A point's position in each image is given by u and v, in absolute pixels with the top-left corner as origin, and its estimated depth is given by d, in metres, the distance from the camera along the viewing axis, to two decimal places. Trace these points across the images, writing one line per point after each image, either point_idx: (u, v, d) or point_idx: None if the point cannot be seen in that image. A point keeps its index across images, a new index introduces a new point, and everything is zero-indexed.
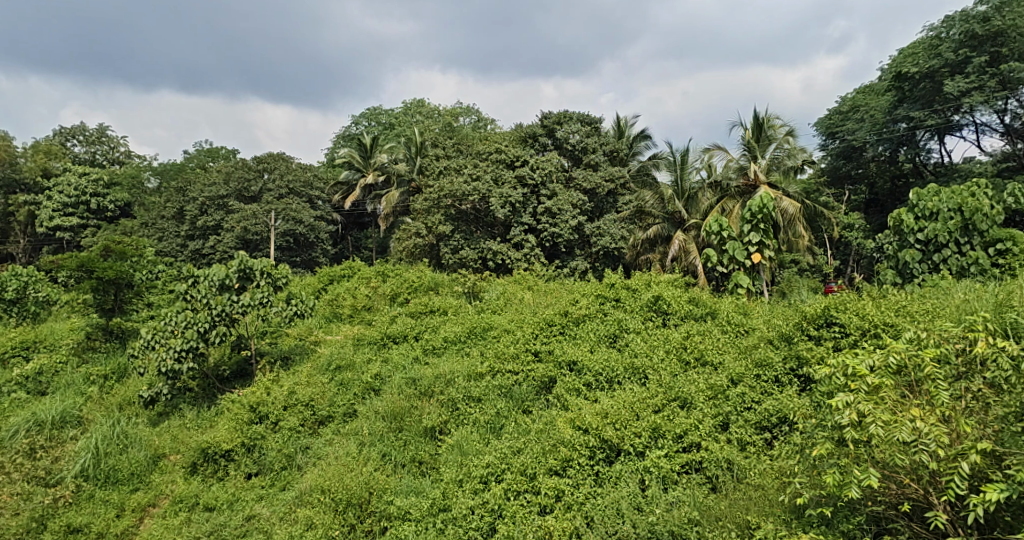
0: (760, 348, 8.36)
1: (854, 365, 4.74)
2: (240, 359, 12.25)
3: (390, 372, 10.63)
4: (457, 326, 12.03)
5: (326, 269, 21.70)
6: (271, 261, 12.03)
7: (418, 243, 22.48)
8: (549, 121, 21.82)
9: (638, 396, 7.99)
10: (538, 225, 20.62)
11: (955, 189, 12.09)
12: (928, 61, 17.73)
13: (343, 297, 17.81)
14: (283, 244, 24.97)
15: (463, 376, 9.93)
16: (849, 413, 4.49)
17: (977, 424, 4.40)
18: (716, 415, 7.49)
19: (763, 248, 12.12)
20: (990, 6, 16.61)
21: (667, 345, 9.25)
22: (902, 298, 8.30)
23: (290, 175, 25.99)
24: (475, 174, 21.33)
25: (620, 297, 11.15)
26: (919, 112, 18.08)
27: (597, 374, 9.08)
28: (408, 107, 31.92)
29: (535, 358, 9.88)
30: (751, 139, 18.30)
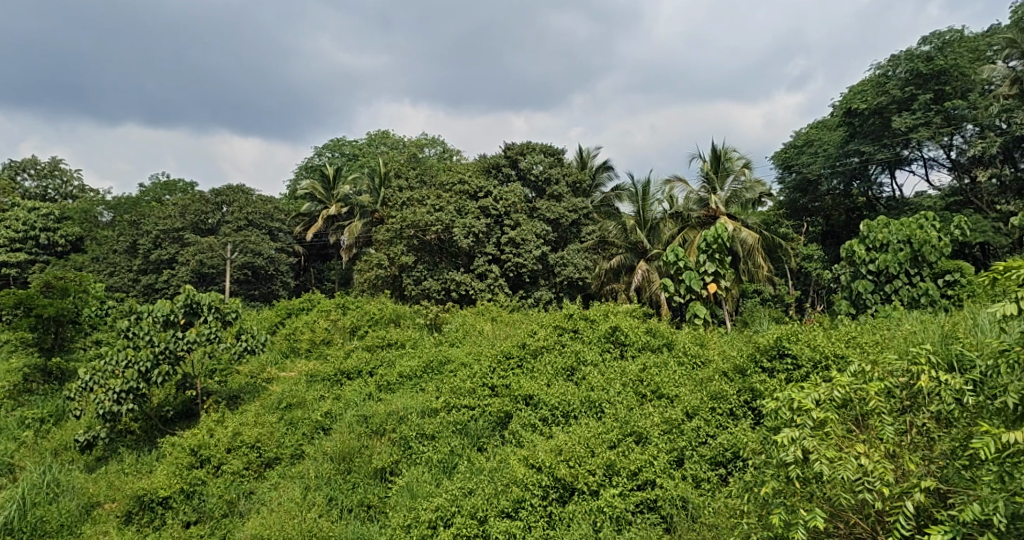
0: (715, 381, 8.25)
1: (799, 399, 4.60)
2: (186, 399, 11.81)
3: (341, 409, 10.29)
4: (413, 360, 11.75)
5: (285, 302, 21.25)
6: (220, 296, 11.69)
7: (380, 274, 22.17)
8: (512, 152, 21.91)
9: (593, 431, 7.84)
10: (501, 255, 20.52)
11: (904, 221, 12.31)
12: (876, 97, 18.25)
13: (301, 331, 17.43)
14: (241, 277, 24.44)
15: (417, 412, 9.65)
16: (794, 451, 4.37)
17: (922, 461, 4.34)
18: (671, 450, 7.35)
19: (719, 278, 12.14)
20: (933, 45, 17.20)
21: (624, 378, 9.11)
22: (852, 329, 8.30)
23: (249, 207, 25.43)
24: (438, 205, 21.23)
25: (578, 328, 11.01)
26: (870, 147, 18.62)
27: (553, 408, 8.87)
28: (372, 138, 31.80)
29: (491, 392, 9.65)
30: (710, 171, 18.51)
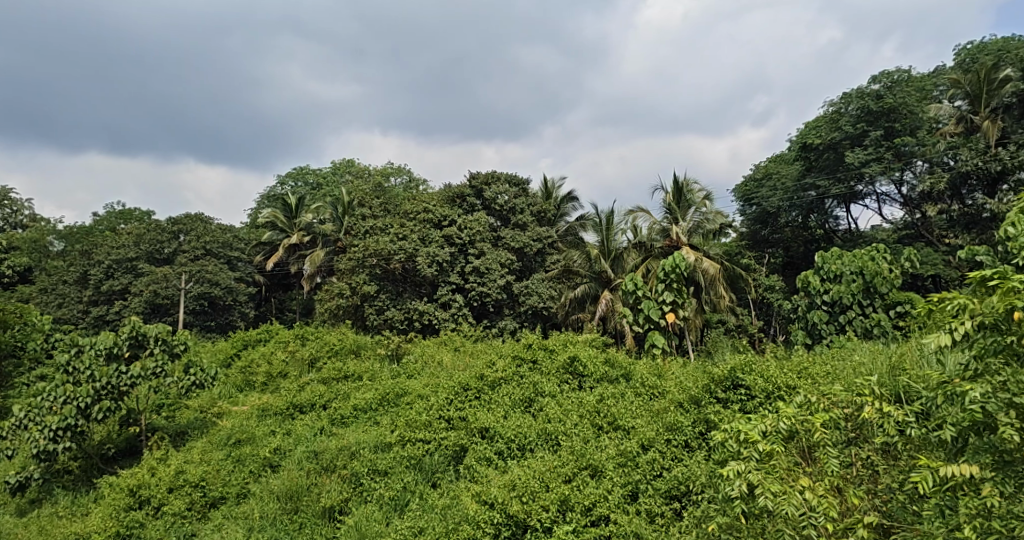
0: (671, 412, 8.17)
1: (747, 431, 4.58)
2: (129, 436, 11.35)
3: (290, 445, 9.94)
4: (369, 392, 11.41)
5: (242, 333, 20.74)
6: (169, 327, 11.30)
7: (342, 303, 21.77)
8: (477, 182, 21.90)
9: (548, 465, 7.69)
10: (465, 285, 20.40)
11: (856, 253, 12.61)
12: (830, 133, 18.82)
13: (257, 363, 16.96)
14: (197, 308, 23.81)
15: (371, 447, 9.35)
16: (740, 484, 4.29)
17: (866, 495, 4.38)
18: (625, 484, 7.20)
19: (678, 308, 12.14)
20: (882, 84, 17.77)
21: (581, 409, 8.97)
22: (805, 360, 8.35)
23: (207, 236, 24.91)
24: (401, 234, 21.03)
25: (537, 359, 10.85)
26: (825, 181, 19.10)
27: (509, 441, 8.69)
28: (337, 167, 31.54)
29: (447, 425, 9.42)
30: (671, 202, 18.68)
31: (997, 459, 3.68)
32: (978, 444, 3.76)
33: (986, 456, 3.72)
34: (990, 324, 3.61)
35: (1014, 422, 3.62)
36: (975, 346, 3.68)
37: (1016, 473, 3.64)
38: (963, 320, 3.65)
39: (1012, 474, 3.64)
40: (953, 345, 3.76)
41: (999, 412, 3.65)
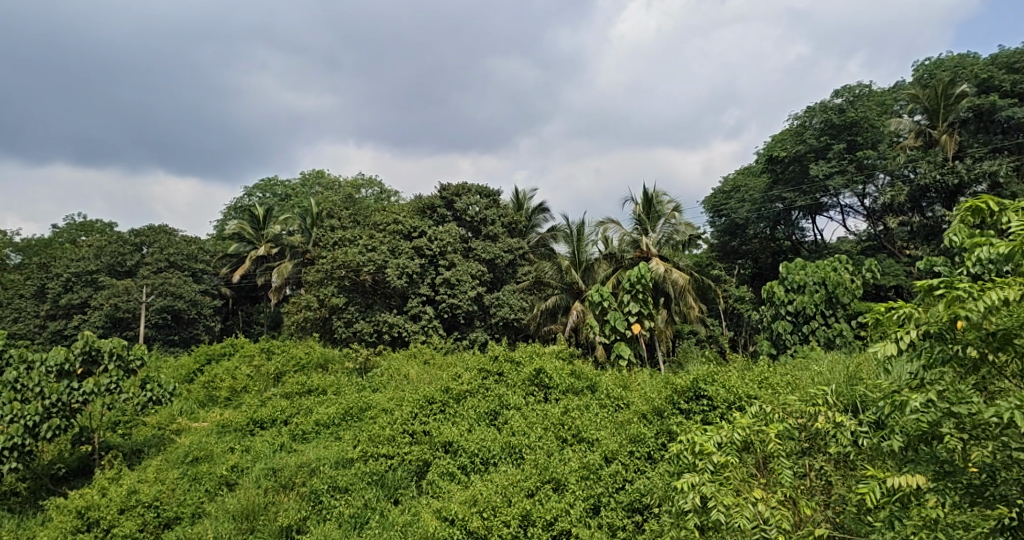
0: (634, 423, 8.12)
1: (701, 442, 4.55)
2: (82, 455, 11.00)
3: (248, 462, 9.68)
4: (332, 407, 11.17)
5: (206, 347, 20.30)
6: (124, 342, 11.02)
7: (309, 316, 21.43)
8: (448, 193, 21.76)
9: (511, 479, 7.59)
10: (435, 296, 20.24)
11: (819, 263, 12.79)
12: (795, 146, 19.12)
13: (220, 378, 16.58)
14: (160, 322, 23.27)
15: (332, 463, 9.12)
16: (693, 497, 4.24)
17: (819, 508, 4.40)
18: (588, 497, 7.10)
19: (643, 318, 12.14)
20: (844, 99, 18.12)
21: (545, 422, 8.87)
22: (766, 370, 8.41)
23: (171, 248, 24.42)
24: (370, 245, 20.80)
25: (502, 371, 10.72)
26: (791, 193, 19.36)
27: (473, 455, 8.55)
28: (307, 178, 31.19)
29: (410, 439, 9.25)
30: (642, 214, 18.70)
31: (938, 469, 3.69)
32: (921, 454, 3.75)
33: (929, 466, 3.71)
34: (935, 333, 3.57)
35: (956, 431, 3.63)
36: (922, 354, 3.64)
37: (958, 483, 3.63)
38: (908, 329, 3.61)
39: (954, 483, 3.63)
40: (899, 355, 3.72)
41: (940, 421, 3.68)
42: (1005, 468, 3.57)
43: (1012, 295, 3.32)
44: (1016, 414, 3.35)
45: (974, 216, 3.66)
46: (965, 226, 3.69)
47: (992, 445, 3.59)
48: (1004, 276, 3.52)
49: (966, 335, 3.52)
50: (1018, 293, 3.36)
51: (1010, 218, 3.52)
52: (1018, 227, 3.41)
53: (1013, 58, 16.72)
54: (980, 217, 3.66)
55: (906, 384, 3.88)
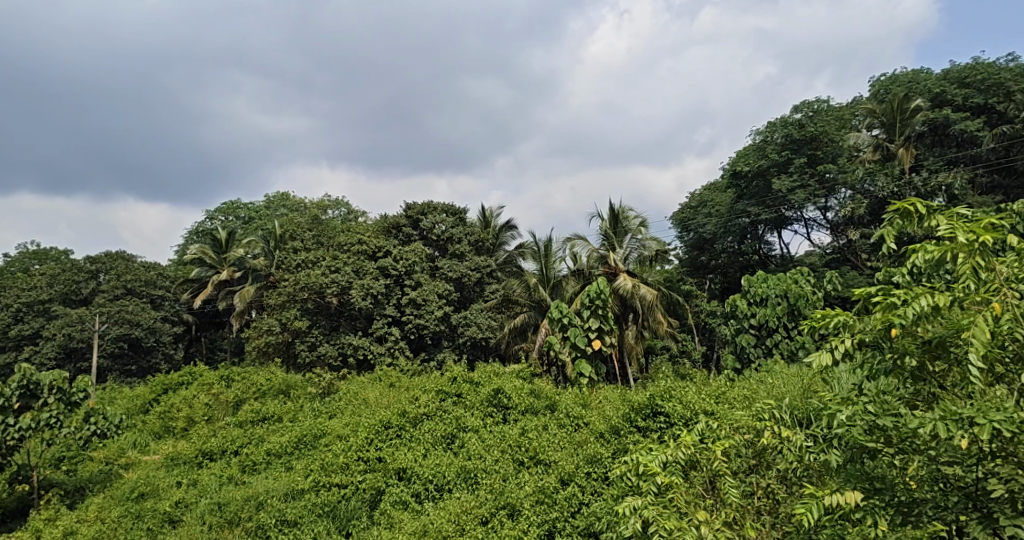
0: (590, 443, 7.92)
1: (646, 463, 4.42)
2: (20, 494, 10.43)
3: (194, 497, 9.19)
4: (285, 435, 10.76)
5: (162, 376, 19.64)
6: (65, 374, 10.57)
7: (271, 341, 20.89)
8: (413, 212, 21.48)
9: (465, 506, 7.35)
10: (401, 317, 19.90)
11: (781, 276, 12.83)
12: (757, 161, 19.36)
13: (177, 408, 16.01)
14: (115, 351, 22.68)
15: (282, 493, 8.74)
16: (633, 523, 4.05)
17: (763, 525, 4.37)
18: (541, 523, 6.83)
19: (603, 334, 11.97)
20: (804, 114, 18.45)
21: (503, 444, 8.61)
22: (723, 386, 8.35)
23: (128, 274, 23.77)
24: (333, 266, 20.41)
25: (461, 392, 10.44)
26: (755, 208, 19.47)
27: (427, 482, 8.25)
28: (271, 201, 30.67)
29: (365, 466, 8.93)
30: (608, 228, 18.48)
31: (868, 486, 3.48)
32: (857, 469, 3.56)
33: (859, 483, 3.50)
34: (870, 342, 3.46)
35: (883, 444, 3.47)
36: (862, 365, 3.50)
37: (888, 501, 3.43)
38: (843, 338, 3.48)
39: (883, 501, 3.42)
40: (836, 365, 3.57)
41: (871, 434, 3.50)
42: (930, 484, 3.39)
43: (941, 301, 3.17)
44: (937, 426, 3.18)
45: (905, 220, 3.54)
46: (898, 231, 3.56)
47: (918, 461, 3.42)
48: (937, 283, 3.39)
49: (900, 344, 3.37)
50: (950, 300, 3.21)
51: (940, 221, 3.39)
52: (946, 231, 3.28)
53: (964, 72, 17.10)
54: (912, 221, 3.53)
55: (845, 398, 3.75)
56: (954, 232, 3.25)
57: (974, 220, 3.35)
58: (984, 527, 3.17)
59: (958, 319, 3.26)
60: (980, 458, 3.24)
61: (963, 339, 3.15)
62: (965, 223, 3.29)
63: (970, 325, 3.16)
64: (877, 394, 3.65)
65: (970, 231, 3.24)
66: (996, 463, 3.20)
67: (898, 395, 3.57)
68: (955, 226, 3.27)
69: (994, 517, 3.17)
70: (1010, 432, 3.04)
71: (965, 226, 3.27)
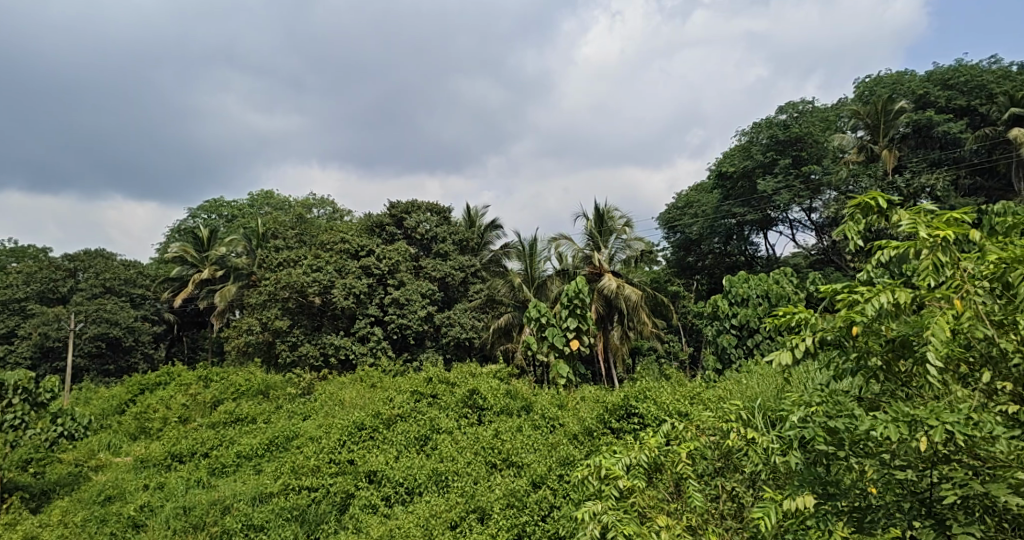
0: (563, 445, 7.81)
1: (608, 466, 4.28)
2: None
3: (160, 501, 8.95)
4: (257, 437, 10.57)
5: (139, 377, 19.33)
6: (30, 374, 10.32)
7: (251, 341, 20.63)
8: (396, 211, 21.27)
9: (435, 509, 7.20)
10: (384, 317, 19.70)
11: (762, 276, 12.78)
12: (743, 161, 19.34)
13: (154, 409, 15.75)
14: (93, 351, 22.34)
15: (250, 497, 8.55)
16: (591, 527, 3.91)
17: (724, 530, 4.30)
18: (511, 526, 6.68)
19: (582, 334, 11.82)
20: (789, 115, 18.47)
21: (476, 446, 8.46)
22: (698, 387, 8.28)
23: (106, 272, 23.47)
24: (315, 265, 20.17)
25: (437, 393, 10.27)
26: (740, 209, 19.53)
27: (397, 485, 8.08)
28: (255, 200, 30.38)
29: (336, 469, 8.74)
30: (593, 229, 18.27)
31: (821, 492, 3.31)
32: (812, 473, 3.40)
33: (810, 487, 3.33)
34: (832, 341, 3.33)
35: (834, 446, 3.31)
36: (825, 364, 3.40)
37: (842, 507, 3.27)
38: (804, 337, 3.36)
39: (836, 508, 3.27)
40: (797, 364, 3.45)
41: (823, 436, 3.36)
42: (884, 490, 3.20)
43: (902, 298, 3.06)
44: (889, 429, 3.06)
45: (869, 216, 3.45)
46: (860, 227, 3.48)
47: (869, 464, 3.26)
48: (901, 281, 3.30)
49: (863, 342, 3.25)
50: (912, 297, 3.10)
51: (901, 217, 3.30)
52: (908, 226, 3.19)
53: (948, 74, 17.10)
54: (875, 217, 3.45)
55: (806, 398, 3.59)
56: (915, 228, 3.16)
57: (935, 215, 3.26)
58: (937, 533, 3.01)
59: (921, 319, 3.15)
60: (933, 462, 3.12)
61: (924, 338, 3.03)
62: (926, 218, 3.21)
63: (930, 323, 3.05)
64: (838, 395, 3.54)
65: (931, 226, 3.16)
66: (949, 466, 3.10)
67: (856, 397, 3.46)
68: (917, 222, 3.17)
69: (947, 524, 3.02)
70: (963, 435, 2.94)
71: (926, 221, 3.19)
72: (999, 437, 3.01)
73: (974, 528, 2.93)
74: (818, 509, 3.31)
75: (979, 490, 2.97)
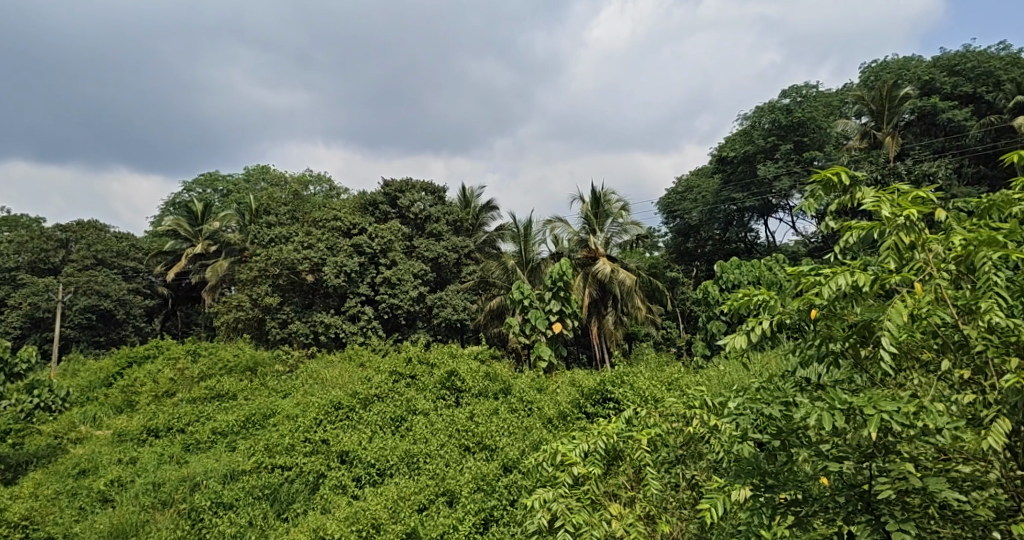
0: (537, 430, 7.73)
1: (564, 452, 4.12)
2: None
3: (131, 476, 8.88)
4: (234, 414, 10.48)
5: (127, 350, 19.24)
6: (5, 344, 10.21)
7: (241, 317, 20.49)
8: (391, 189, 21.05)
9: (404, 491, 7.09)
10: (375, 296, 19.58)
11: (754, 263, 12.58)
12: (744, 146, 19.06)
13: (141, 383, 15.66)
14: (84, 323, 22.26)
15: (222, 474, 8.44)
16: (540, 515, 3.77)
17: (678, 519, 4.25)
18: (478, 511, 6.55)
19: (565, 317, 11.70)
20: (792, 100, 18.15)
21: (450, 428, 8.36)
22: (678, 373, 8.15)
23: (98, 244, 23.37)
24: (306, 242, 19.97)
25: (416, 374, 10.17)
26: (739, 194, 19.13)
27: (369, 466, 7.98)
28: (250, 174, 30.14)
29: (310, 448, 8.63)
30: (589, 212, 17.96)
31: (758, 483, 3.23)
32: (747, 465, 3.30)
33: (748, 478, 3.26)
34: (792, 324, 3.14)
35: (768, 439, 3.21)
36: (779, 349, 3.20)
37: (774, 500, 3.17)
38: (762, 320, 3.15)
39: (771, 501, 3.18)
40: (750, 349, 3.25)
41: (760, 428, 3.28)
42: (823, 483, 3.09)
43: (862, 279, 2.89)
44: (826, 418, 2.92)
45: (832, 194, 3.28)
46: (820, 205, 3.30)
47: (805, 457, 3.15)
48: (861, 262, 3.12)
49: (823, 327, 3.07)
50: (872, 280, 2.92)
51: (864, 194, 3.12)
52: (871, 205, 3.01)
53: (953, 60, 16.80)
54: (838, 195, 3.27)
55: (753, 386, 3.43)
56: (878, 207, 2.99)
57: (900, 192, 3.09)
58: (872, 530, 2.86)
59: (879, 303, 2.99)
60: (870, 455, 2.99)
61: (880, 323, 2.87)
62: (890, 196, 3.04)
63: (888, 307, 2.89)
64: (787, 382, 3.39)
65: (895, 205, 2.98)
66: (884, 459, 2.98)
67: (802, 385, 3.30)
68: (881, 200, 3.01)
69: (882, 521, 2.87)
70: (899, 425, 2.81)
71: (891, 199, 3.02)
72: (940, 429, 2.88)
73: (908, 524, 2.81)
74: (752, 503, 3.23)
75: (917, 485, 2.86)
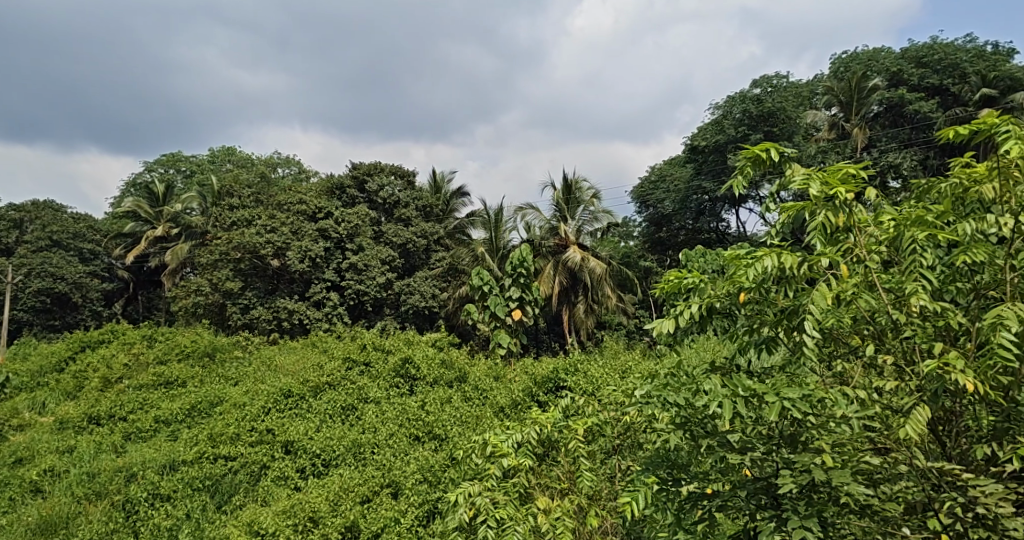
0: (487, 419, 7.52)
1: (495, 443, 3.88)
2: None
3: (66, 466, 8.48)
4: (180, 402, 10.10)
5: (81, 334, 18.66)
6: None
7: (200, 301, 19.99)
8: (358, 173, 20.60)
9: (348, 482, 6.83)
10: (341, 282, 19.18)
11: None
12: (714, 136, 18.91)
13: (93, 368, 15.13)
14: (37, 306, 21.56)
15: (161, 464, 8.08)
16: (463, 511, 3.54)
17: (610, 510, 4.10)
18: (422, 503, 6.34)
19: (525, 304, 11.47)
20: (763, 90, 18.03)
21: (401, 417, 8.11)
22: (632, 361, 7.97)
23: (54, 225, 22.63)
24: (269, 226, 19.45)
25: (370, 361, 9.89)
26: (709, 184, 19.10)
27: (314, 456, 7.71)
28: (215, 155, 29.38)
29: (257, 437, 8.31)
30: (559, 199, 17.71)
31: (665, 476, 3.09)
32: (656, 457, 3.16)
33: (656, 470, 3.12)
34: (720, 309, 2.95)
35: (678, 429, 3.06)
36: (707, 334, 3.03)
37: (681, 494, 3.02)
38: (691, 304, 2.94)
39: (677, 494, 3.03)
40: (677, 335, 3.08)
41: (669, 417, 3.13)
42: (728, 477, 2.93)
43: (787, 261, 2.69)
44: (732, 406, 2.75)
45: (762, 170, 3.08)
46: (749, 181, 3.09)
47: (710, 448, 2.98)
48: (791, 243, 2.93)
49: (752, 311, 2.90)
50: (800, 261, 2.72)
51: (794, 170, 2.93)
52: (799, 183, 2.80)
53: (921, 52, 16.81)
54: (768, 171, 3.07)
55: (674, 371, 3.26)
56: (806, 184, 2.78)
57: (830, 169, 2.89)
58: (775, 527, 2.67)
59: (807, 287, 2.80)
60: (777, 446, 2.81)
61: (803, 308, 2.67)
62: (819, 172, 2.83)
63: (813, 291, 2.69)
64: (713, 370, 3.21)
65: (825, 182, 2.78)
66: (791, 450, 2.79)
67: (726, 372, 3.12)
68: (810, 177, 2.80)
69: (785, 518, 2.67)
70: (803, 413, 2.65)
71: (820, 175, 2.81)
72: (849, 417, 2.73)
73: (812, 522, 2.58)
74: (660, 497, 3.10)
75: (820, 479, 2.65)
